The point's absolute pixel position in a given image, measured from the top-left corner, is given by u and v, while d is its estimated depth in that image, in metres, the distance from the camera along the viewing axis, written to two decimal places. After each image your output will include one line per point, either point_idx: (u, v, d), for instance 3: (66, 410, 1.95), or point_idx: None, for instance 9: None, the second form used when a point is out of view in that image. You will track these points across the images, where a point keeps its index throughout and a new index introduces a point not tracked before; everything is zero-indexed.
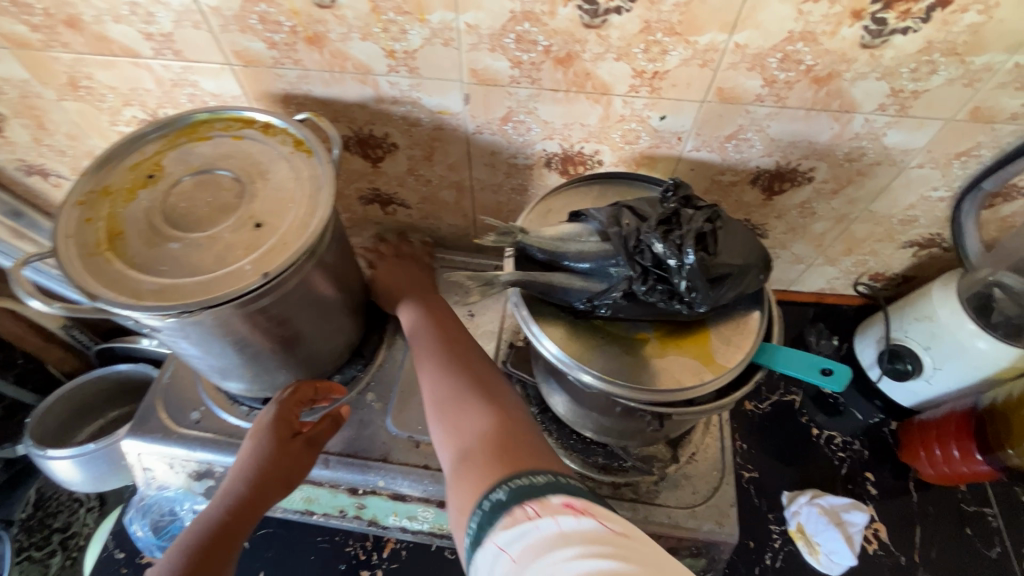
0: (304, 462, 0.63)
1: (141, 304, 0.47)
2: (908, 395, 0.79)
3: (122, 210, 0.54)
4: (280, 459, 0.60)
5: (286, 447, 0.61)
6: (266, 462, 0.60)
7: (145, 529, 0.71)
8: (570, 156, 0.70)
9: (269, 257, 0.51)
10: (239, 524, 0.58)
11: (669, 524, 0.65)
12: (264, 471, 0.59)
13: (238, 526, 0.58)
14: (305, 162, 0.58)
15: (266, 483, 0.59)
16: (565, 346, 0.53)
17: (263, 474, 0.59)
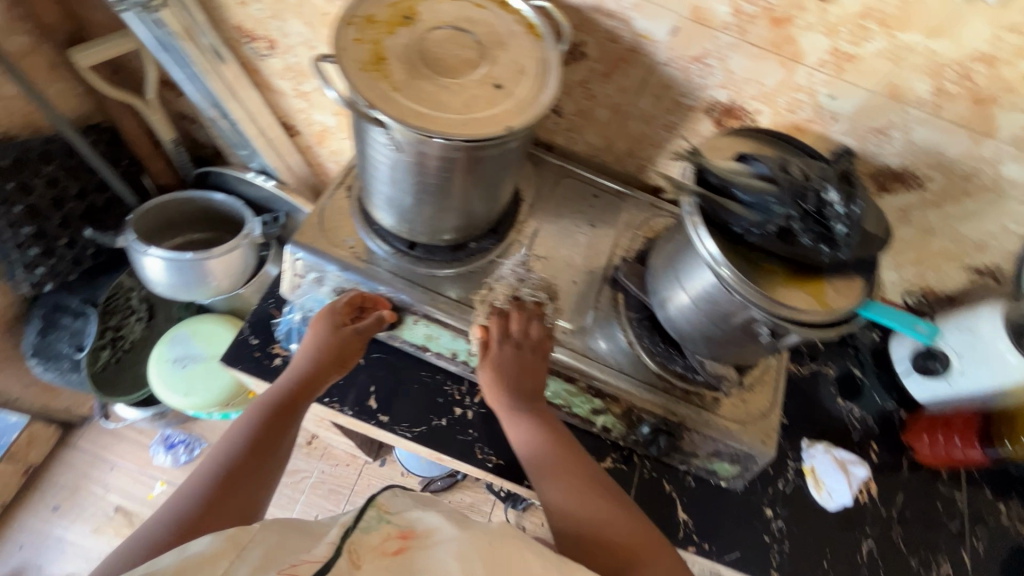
0: (353, 349, 0.78)
1: (406, 122, 0.56)
2: (924, 390, 0.94)
3: (385, 39, 0.61)
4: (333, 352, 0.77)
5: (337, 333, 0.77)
6: (320, 346, 0.77)
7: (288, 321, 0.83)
8: (732, 109, 0.79)
9: (508, 116, 0.60)
10: (293, 400, 0.75)
11: (722, 430, 0.79)
12: (317, 356, 0.77)
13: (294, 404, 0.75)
14: (537, 44, 0.65)
15: (320, 368, 0.77)
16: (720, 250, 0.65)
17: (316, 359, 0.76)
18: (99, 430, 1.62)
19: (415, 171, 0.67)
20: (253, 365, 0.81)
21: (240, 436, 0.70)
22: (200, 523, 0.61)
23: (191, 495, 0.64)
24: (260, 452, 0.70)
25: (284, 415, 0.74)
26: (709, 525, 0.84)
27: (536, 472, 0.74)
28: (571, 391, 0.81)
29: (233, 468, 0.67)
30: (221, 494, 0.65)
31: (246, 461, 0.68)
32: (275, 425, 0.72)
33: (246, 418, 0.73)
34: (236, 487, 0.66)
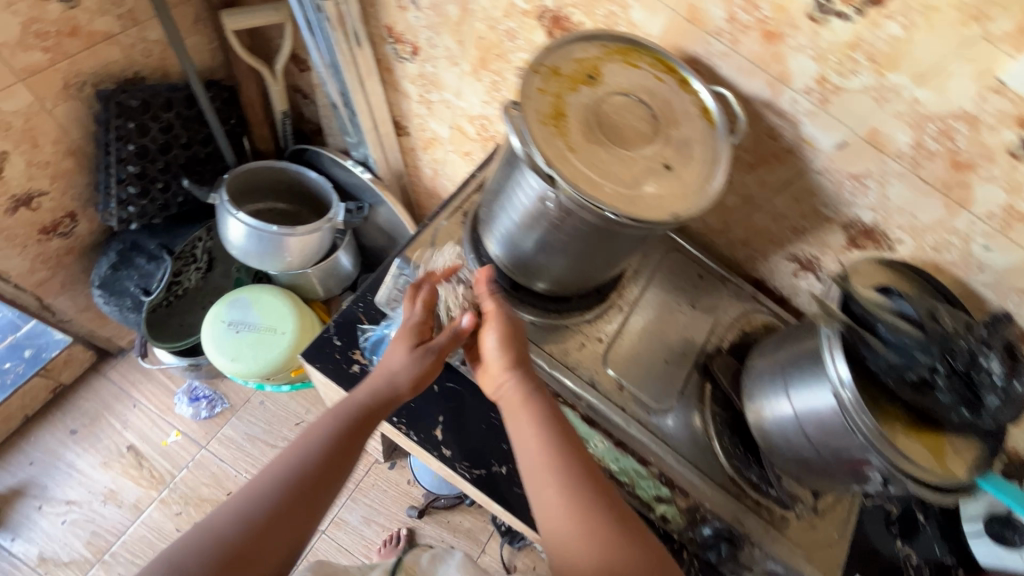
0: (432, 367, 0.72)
1: (577, 187, 0.55)
2: (990, 559, 0.89)
3: (567, 95, 0.60)
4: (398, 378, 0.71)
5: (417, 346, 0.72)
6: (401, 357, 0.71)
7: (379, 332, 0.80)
8: (873, 231, 0.76)
9: (674, 202, 0.58)
10: (355, 430, 0.66)
11: (785, 553, 0.76)
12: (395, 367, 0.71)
13: (353, 440, 0.66)
14: (709, 131, 0.64)
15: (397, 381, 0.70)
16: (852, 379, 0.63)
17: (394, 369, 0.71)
18: (131, 364, 1.63)
19: (556, 226, 0.66)
20: (332, 366, 0.80)
21: (289, 466, 0.61)
22: (230, 565, 0.53)
23: (225, 532, 0.55)
24: (310, 494, 0.60)
25: (343, 448, 0.65)
26: None
27: (531, 443, 0.64)
28: (640, 473, 0.77)
29: (278, 506, 0.58)
30: (258, 538, 0.55)
31: (294, 500, 0.59)
32: (328, 461, 0.63)
33: (305, 443, 0.63)
34: (278, 534, 0.57)
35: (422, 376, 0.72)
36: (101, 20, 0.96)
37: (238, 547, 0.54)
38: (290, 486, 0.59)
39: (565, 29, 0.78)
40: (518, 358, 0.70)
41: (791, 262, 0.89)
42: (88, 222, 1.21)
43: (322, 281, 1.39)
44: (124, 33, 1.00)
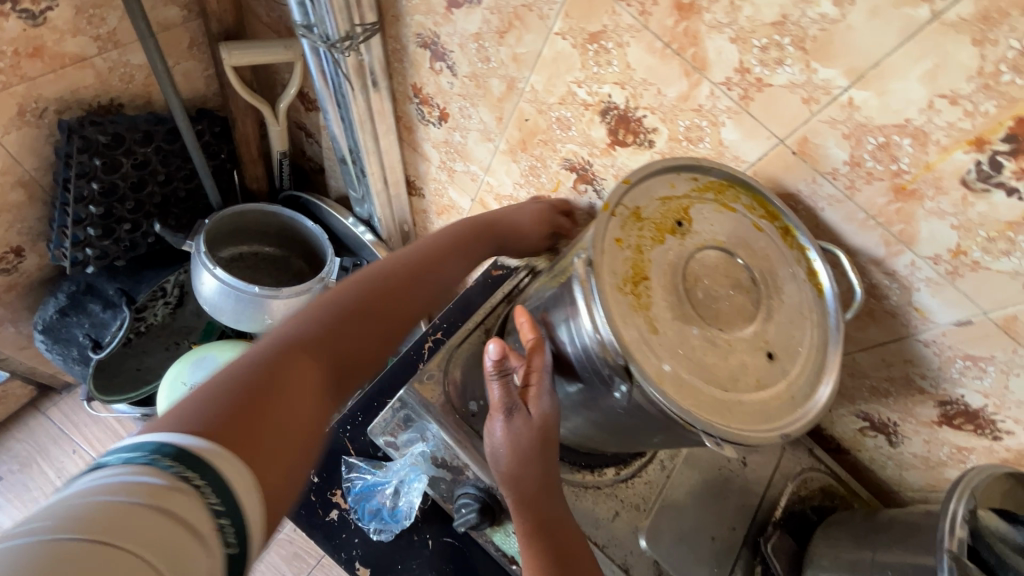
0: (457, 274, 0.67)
1: (663, 392, 0.41)
2: None
3: (650, 247, 0.46)
4: (528, 230, 0.74)
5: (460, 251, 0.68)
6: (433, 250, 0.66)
7: (372, 484, 0.67)
8: (975, 415, 0.63)
9: (776, 409, 0.44)
10: (428, 275, 0.63)
11: None
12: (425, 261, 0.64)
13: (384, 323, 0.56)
14: (816, 302, 0.51)
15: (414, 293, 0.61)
16: None
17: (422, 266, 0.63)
18: (76, 403, 1.43)
19: (612, 404, 0.51)
20: (305, 514, 0.66)
21: (331, 304, 0.54)
22: (252, 407, 0.41)
23: (254, 366, 0.44)
24: (363, 345, 0.54)
25: (400, 302, 0.59)
26: None
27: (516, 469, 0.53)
28: None
29: (321, 339, 0.50)
30: (287, 380, 0.45)
31: (327, 353, 0.50)
32: (391, 302, 0.58)
33: (348, 285, 0.57)
34: (311, 378, 0.47)
35: (448, 267, 0.66)
36: (73, 41, 0.80)
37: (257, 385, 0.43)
38: (321, 336, 0.50)
39: (633, 132, 0.64)
40: (526, 466, 0.53)
41: (860, 419, 0.76)
42: (37, 258, 1.03)
43: None
44: (101, 56, 0.85)
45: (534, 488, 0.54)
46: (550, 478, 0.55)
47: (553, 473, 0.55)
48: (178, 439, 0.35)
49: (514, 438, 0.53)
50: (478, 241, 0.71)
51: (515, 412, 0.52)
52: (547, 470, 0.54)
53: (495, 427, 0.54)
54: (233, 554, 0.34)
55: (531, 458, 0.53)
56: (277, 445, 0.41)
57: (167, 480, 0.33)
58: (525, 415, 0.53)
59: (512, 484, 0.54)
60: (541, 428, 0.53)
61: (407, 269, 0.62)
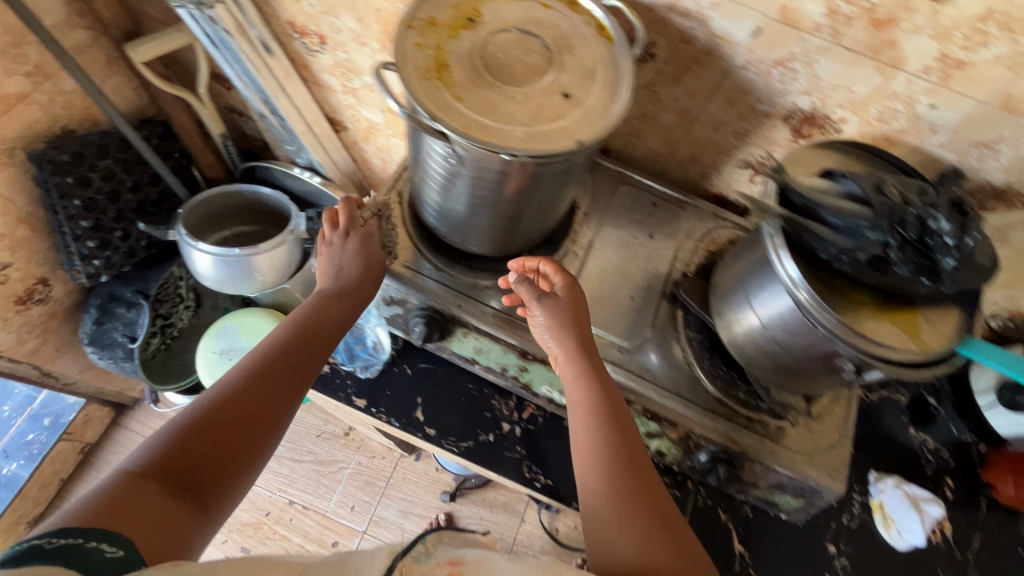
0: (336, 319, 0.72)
1: (470, 137, 0.53)
2: (1010, 425, 0.86)
3: (447, 43, 0.58)
4: (365, 275, 0.75)
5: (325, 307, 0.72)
6: (287, 341, 0.67)
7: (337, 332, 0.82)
8: (814, 117, 0.72)
9: (576, 127, 0.56)
10: (286, 361, 0.65)
11: (787, 465, 0.74)
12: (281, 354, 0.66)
13: (264, 401, 0.61)
14: (607, 48, 0.61)
15: (272, 385, 0.63)
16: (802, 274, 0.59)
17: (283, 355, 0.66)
18: (148, 412, 1.67)
19: (475, 183, 0.64)
20: None
21: (181, 421, 0.56)
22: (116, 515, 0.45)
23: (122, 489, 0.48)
24: (221, 451, 0.56)
25: (269, 389, 0.62)
26: (765, 557, 0.79)
27: (564, 350, 0.68)
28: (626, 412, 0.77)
29: (179, 458, 0.53)
30: (146, 498, 0.48)
31: (174, 467, 0.52)
32: (253, 413, 0.60)
33: (201, 399, 0.59)
34: (160, 488, 0.50)
35: (309, 333, 0.69)
36: (10, 81, 0.94)
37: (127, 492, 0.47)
38: (178, 455, 0.53)
39: None
40: (564, 329, 0.68)
41: (745, 169, 0.84)
42: (62, 285, 1.23)
43: (303, 292, 1.40)
44: (38, 90, 0.99)
45: (574, 345, 0.68)
46: (585, 342, 0.68)
47: (589, 340, 0.70)
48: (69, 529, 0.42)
49: (559, 312, 0.69)
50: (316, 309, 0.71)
51: (544, 298, 0.69)
52: (581, 333, 0.69)
53: (534, 314, 0.70)
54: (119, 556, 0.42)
55: (572, 325, 0.69)
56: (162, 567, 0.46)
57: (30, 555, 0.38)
58: (553, 299, 0.70)
59: (558, 340, 0.68)
60: (569, 303, 0.70)
61: (282, 366, 0.65)
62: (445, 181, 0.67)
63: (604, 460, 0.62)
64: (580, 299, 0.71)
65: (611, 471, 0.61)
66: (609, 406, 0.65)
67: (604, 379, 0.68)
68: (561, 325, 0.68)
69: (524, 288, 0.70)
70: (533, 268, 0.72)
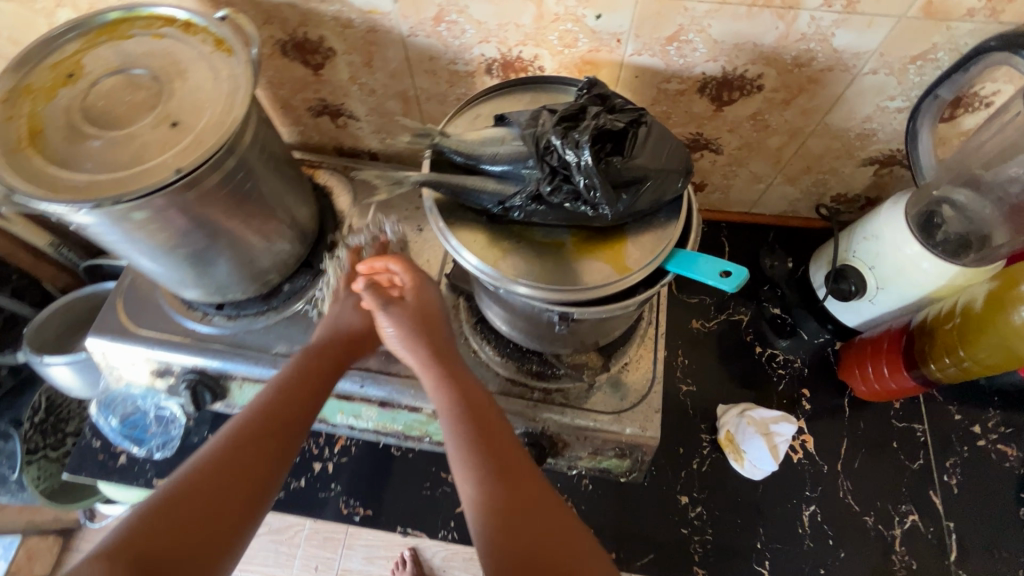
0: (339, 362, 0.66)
1: (56, 198, 0.49)
2: (853, 316, 0.78)
3: (43, 107, 0.54)
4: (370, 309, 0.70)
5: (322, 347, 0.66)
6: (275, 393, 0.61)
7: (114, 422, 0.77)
8: (510, 62, 0.67)
9: (183, 154, 0.52)
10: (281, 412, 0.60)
11: (594, 427, 0.69)
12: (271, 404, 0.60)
13: (250, 459, 0.56)
14: (224, 62, 0.57)
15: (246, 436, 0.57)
16: (484, 257, 0.54)
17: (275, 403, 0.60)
18: (94, 529, 1.64)
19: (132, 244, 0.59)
20: (97, 469, 0.78)
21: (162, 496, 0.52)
22: None
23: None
24: (206, 525, 0.51)
25: (256, 468, 0.56)
26: (617, 530, 0.73)
27: (422, 361, 0.63)
28: (422, 420, 0.72)
29: (151, 551, 0.48)
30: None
31: (143, 553, 0.47)
32: (236, 473, 0.55)
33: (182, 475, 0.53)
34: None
35: (302, 379, 0.63)
36: None
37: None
38: (142, 544, 0.48)
39: None
40: (415, 335, 0.63)
41: None
42: None
43: None
44: None
45: (426, 350, 0.63)
46: (437, 341, 0.64)
47: (444, 342, 0.65)
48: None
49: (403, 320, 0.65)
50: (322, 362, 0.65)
51: (390, 304, 0.65)
52: (434, 338, 0.64)
53: (382, 325, 0.65)
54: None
55: (421, 327, 0.64)
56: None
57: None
58: (400, 303, 0.66)
59: (411, 345, 0.63)
60: (417, 303, 0.66)
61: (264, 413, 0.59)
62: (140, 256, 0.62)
63: (493, 461, 0.55)
64: (429, 302, 0.67)
65: (503, 483, 0.54)
66: (484, 421, 0.58)
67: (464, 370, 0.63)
68: (406, 330, 0.64)
69: (369, 295, 0.66)
70: (383, 269, 0.69)
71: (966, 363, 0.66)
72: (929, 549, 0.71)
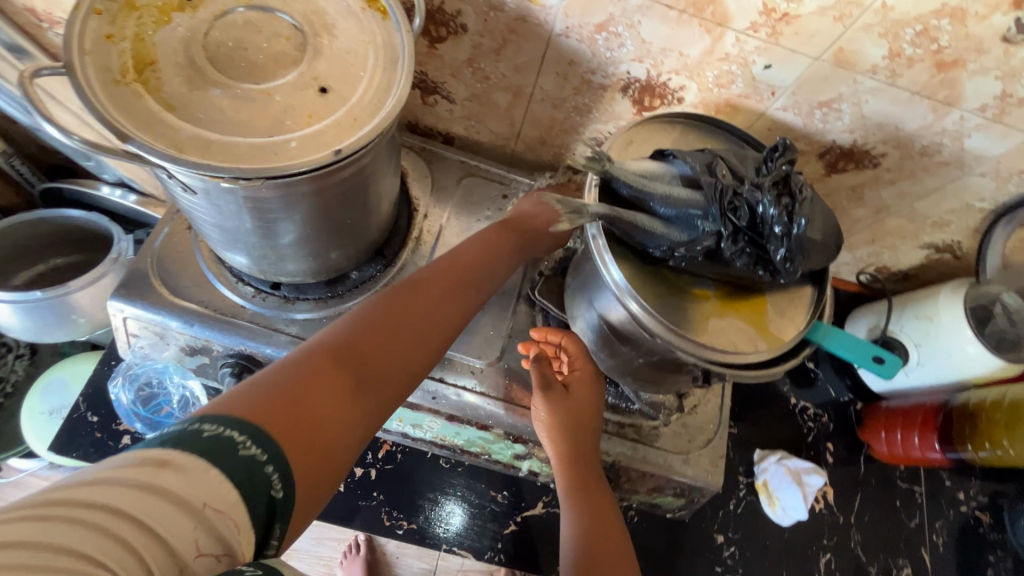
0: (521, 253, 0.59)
1: (180, 156, 0.40)
2: (883, 382, 0.85)
3: (152, 33, 0.44)
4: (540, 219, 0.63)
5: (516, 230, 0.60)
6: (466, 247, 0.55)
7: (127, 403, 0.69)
8: (652, 86, 0.64)
9: (336, 132, 0.44)
10: (474, 272, 0.54)
11: (663, 467, 0.69)
12: (464, 257, 0.54)
13: (438, 301, 0.50)
14: (378, 25, 0.49)
15: (435, 278, 0.51)
16: (627, 276, 0.52)
17: (464, 259, 0.54)
18: None
19: (227, 211, 0.50)
20: (93, 449, 0.68)
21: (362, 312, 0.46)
22: (295, 421, 0.36)
23: (290, 368, 0.39)
24: (395, 345, 0.45)
25: (455, 301, 0.51)
26: (657, 563, 0.75)
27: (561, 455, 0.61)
28: (488, 438, 0.69)
29: (363, 344, 0.43)
30: (322, 403, 0.38)
31: (359, 350, 0.43)
32: (427, 308, 0.48)
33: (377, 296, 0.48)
34: (332, 383, 0.39)
35: (494, 253, 0.56)
36: None
37: (308, 386, 0.38)
38: (355, 338, 0.43)
39: None
40: (563, 433, 0.61)
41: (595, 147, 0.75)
42: None
43: None
44: None
45: (568, 453, 0.61)
46: (582, 450, 0.62)
47: (591, 448, 0.63)
48: (235, 418, 0.33)
49: (556, 417, 0.61)
50: (525, 235, 0.60)
51: (550, 387, 0.63)
52: (581, 443, 0.62)
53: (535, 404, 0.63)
54: (283, 499, 0.33)
55: (570, 432, 0.61)
56: (310, 439, 0.36)
57: (204, 458, 0.31)
58: (562, 393, 0.63)
59: (555, 437, 0.61)
60: (578, 401, 0.63)
61: (453, 268, 0.53)
62: (226, 222, 0.52)
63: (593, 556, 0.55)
64: (589, 404, 0.63)
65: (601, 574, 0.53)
66: (603, 519, 0.59)
67: (608, 503, 0.61)
68: (558, 426, 0.61)
69: (535, 370, 0.64)
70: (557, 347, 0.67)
71: (1001, 451, 0.76)
72: None
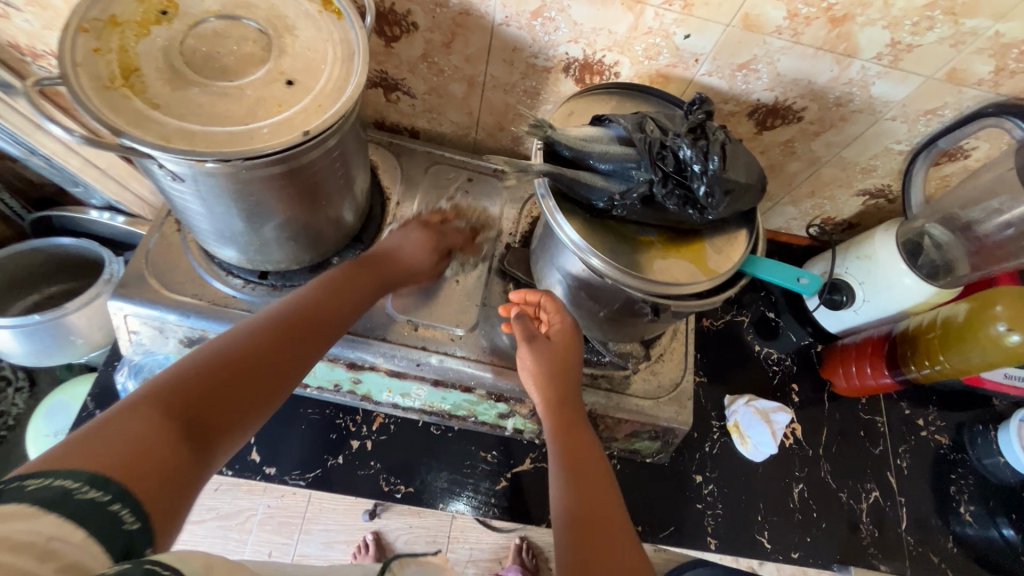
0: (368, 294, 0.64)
1: (168, 145, 0.46)
2: (835, 322, 0.92)
3: (135, 44, 0.50)
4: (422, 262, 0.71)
5: (360, 269, 0.65)
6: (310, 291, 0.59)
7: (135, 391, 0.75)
8: (590, 64, 0.71)
9: (305, 117, 0.50)
10: (322, 313, 0.58)
11: (636, 411, 0.75)
12: (309, 301, 0.58)
13: (285, 347, 0.53)
14: (335, 25, 0.55)
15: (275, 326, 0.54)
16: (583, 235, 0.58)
17: (310, 302, 0.58)
18: None
19: (211, 201, 0.55)
20: None
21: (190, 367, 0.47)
22: (132, 465, 0.37)
23: (116, 428, 0.39)
24: (233, 393, 0.48)
25: (308, 341, 0.55)
26: (641, 505, 0.80)
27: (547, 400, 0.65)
28: (473, 399, 0.74)
29: (197, 397, 0.45)
30: (155, 450, 0.39)
31: (194, 405, 0.45)
32: (269, 354, 0.52)
33: (214, 346, 0.50)
34: (161, 435, 0.41)
35: (342, 292, 0.61)
36: None
37: (140, 438, 0.39)
38: (190, 392, 0.45)
39: None
40: (549, 381, 0.65)
41: None
42: None
43: None
44: None
45: (556, 397, 0.64)
46: (568, 397, 0.65)
47: (574, 392, 0.66)
48: (76, 473, 0.34)
49: (541, 365, 0.65)
50: (370, 273, 0.65)
51: (534, 338, 0.66)
52: (565, 388, 0.65)
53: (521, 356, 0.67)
54: (139, 531, 0.35)
55: (555, 380, 0.65)
56: (152, 482, 0.38)
57: (37, 507, 0.31)
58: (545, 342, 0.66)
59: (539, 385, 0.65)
60: (562, 348, 0.66)
61: (298, 310, 0.56)
62: (214, 214, 0.58)
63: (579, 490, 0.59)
64: (571, 349, 0.66)
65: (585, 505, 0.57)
66: (588, 456, 0.62)
67: (592, 441, 0.65)
68: (543, 374, 0.65)
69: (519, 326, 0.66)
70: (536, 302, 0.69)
71: (940, 366, 0.80)
72: (886, 518, 0.86)
